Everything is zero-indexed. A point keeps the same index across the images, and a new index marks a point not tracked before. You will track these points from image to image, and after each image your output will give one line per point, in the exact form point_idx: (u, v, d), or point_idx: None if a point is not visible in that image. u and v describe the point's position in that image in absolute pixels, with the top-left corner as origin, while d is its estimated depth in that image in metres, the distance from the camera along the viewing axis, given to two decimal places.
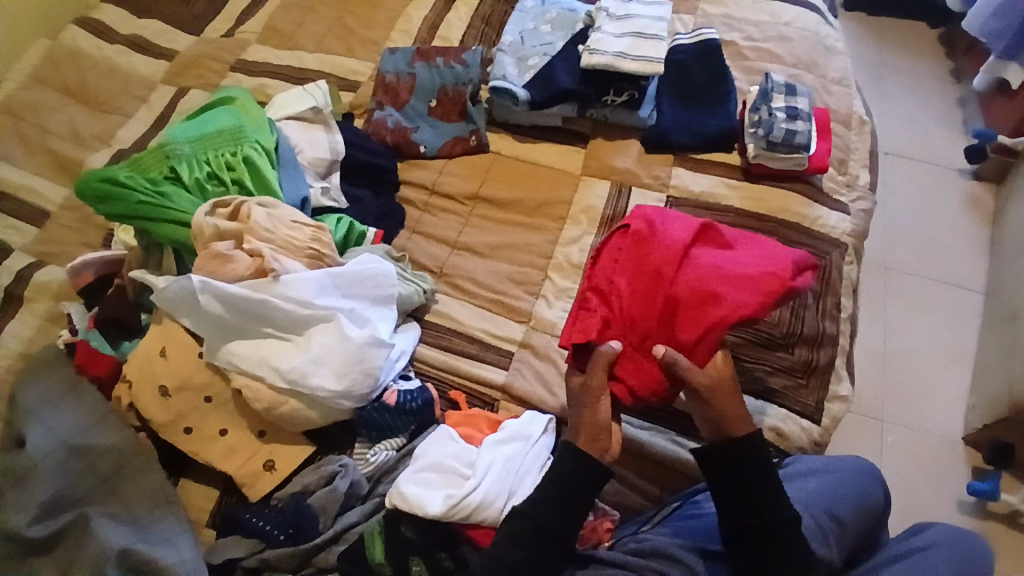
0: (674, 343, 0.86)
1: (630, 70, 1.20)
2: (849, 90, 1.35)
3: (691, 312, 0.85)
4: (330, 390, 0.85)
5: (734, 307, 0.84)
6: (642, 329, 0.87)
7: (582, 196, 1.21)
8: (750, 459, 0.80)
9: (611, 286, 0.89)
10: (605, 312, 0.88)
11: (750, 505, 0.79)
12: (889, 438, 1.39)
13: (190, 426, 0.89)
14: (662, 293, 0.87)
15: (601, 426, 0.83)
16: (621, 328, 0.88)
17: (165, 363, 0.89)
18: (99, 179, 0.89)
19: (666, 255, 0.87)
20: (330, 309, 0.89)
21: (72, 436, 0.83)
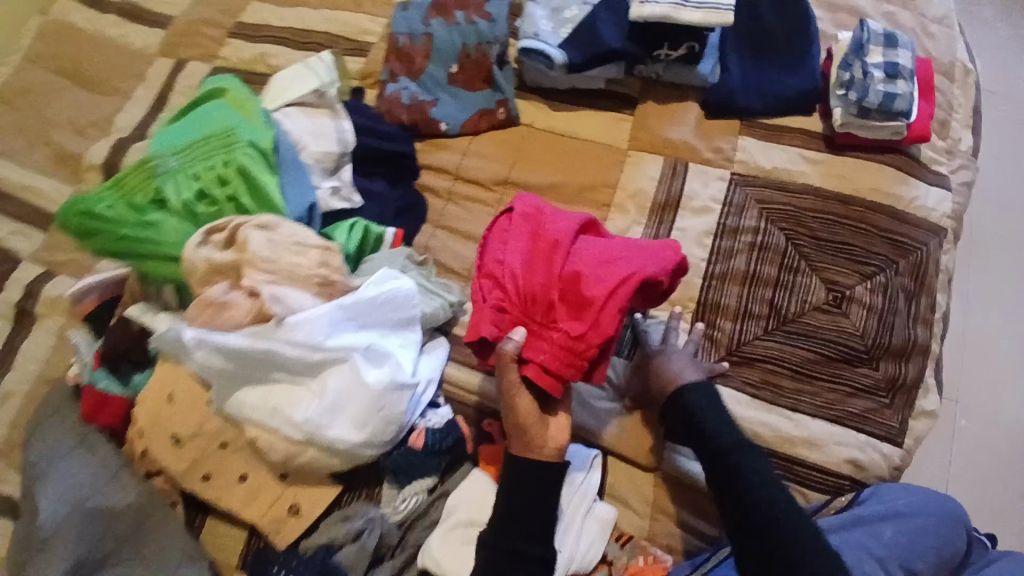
0: (578, 314, 0.74)
1: (691, 21, 0.97)
2: (953, 29, 1.11)
3: (589, 278, 0.75)
4: (349, 441, 0.77)
5: (641, 266, 0.76)
6: (545, 300, 0.76)
7: (629, 178, 1.03)
8: (695, 411, 0.83)
9: (503, 267, 0.79)
10: (504, 289, 0.78)
11: (716, 464, 0.79)
12: (961, 422, 1.11)
13: (209, 473, 0.84)
14: (559, 261, 0.77)
15: (527, 427, 0.77)
16: (520, 308, 0.78)
17: (174, 409, 0.83)
18: (81, 213, 0.80)
19: (560, 228, 0.80)
20: (344, 348, 0.79)
21: (87, 501, 0.81)
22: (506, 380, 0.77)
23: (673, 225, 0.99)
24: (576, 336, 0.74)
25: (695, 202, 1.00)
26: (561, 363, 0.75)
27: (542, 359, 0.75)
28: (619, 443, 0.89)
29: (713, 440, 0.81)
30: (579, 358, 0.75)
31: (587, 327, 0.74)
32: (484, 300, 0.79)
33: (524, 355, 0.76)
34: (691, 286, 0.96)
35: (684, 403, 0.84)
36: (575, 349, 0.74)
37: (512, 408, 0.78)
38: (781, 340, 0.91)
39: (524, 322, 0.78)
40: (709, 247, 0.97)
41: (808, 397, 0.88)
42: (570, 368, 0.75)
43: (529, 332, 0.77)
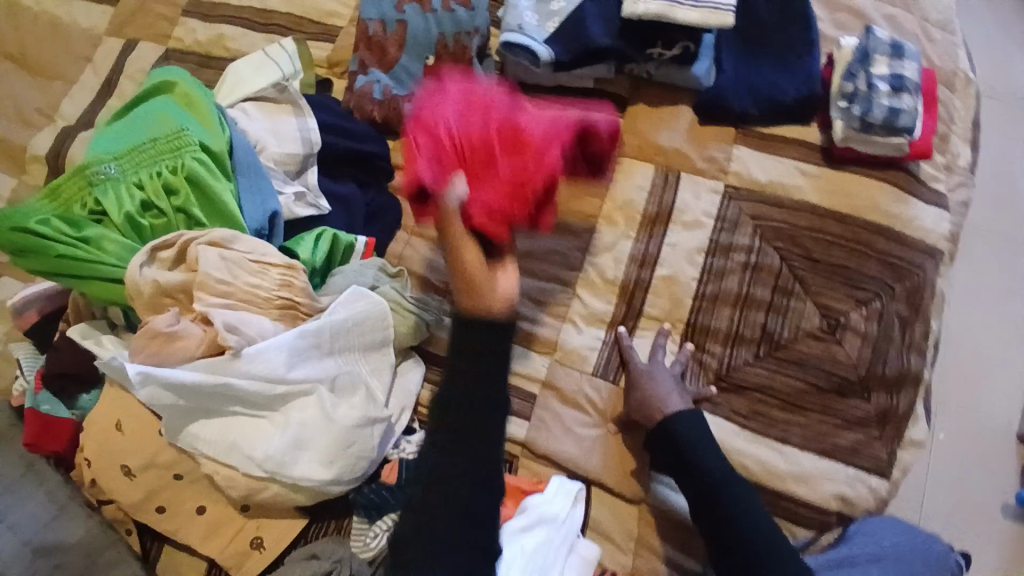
0: (522, 155, 0.70)
1: (687, 21, 0.91)
2: (955, 36, 1.06)
3: (527, 125, 0.72)
4: (316, 479, 0.72)
5: (573, 120, 0.77)
6: (485, 143, 0.70)
7: (618, 187, 0.97)
8: (680, 437, 0.80)
9: (434, 117, 0.72)
10: (439, 139, 0.70)
11: (701, 494, 0.77)
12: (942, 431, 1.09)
13: (164, 505, 0.78)
14: (495, 110, 0.73)
15: (467, 270, 0.65)
16: (459, 156, 0.70)
17: (124, 440, 0.76)
18: (11, 227, 0.73)
19: (488, 87, 0.76)
20: (309, 380, 0.73)
21: (34, 535, 0.73)
22: (452, 231, 0.66)
23: (662, 241, 0.94)
24: (520, 177, 0.69)
25: (687, 216, 0.95)
26: (510, 202, 0.68)
27: (488, 201, 0.67)
28: (603, 472, 0.85)
29: (697, 468, 0.78)
30: (527, 197, 0.69)
31: (532, 164, 0.70)
32: (419, 151, 0.71)
33: (468, 202, 0.67)
34: (682, 305, 0.91)
35: (666, 427, 0.81)
36: (522, 182, 0.69)
37: (459, 264, 0.65)
38: (772, 368, 0.88)
39: (462, 169, 0.70)
40: (699, 266, 0.93)
41: (798, 429, 0.86)
42: (517, 208, 0.69)
43: (469, 178, 0.69)
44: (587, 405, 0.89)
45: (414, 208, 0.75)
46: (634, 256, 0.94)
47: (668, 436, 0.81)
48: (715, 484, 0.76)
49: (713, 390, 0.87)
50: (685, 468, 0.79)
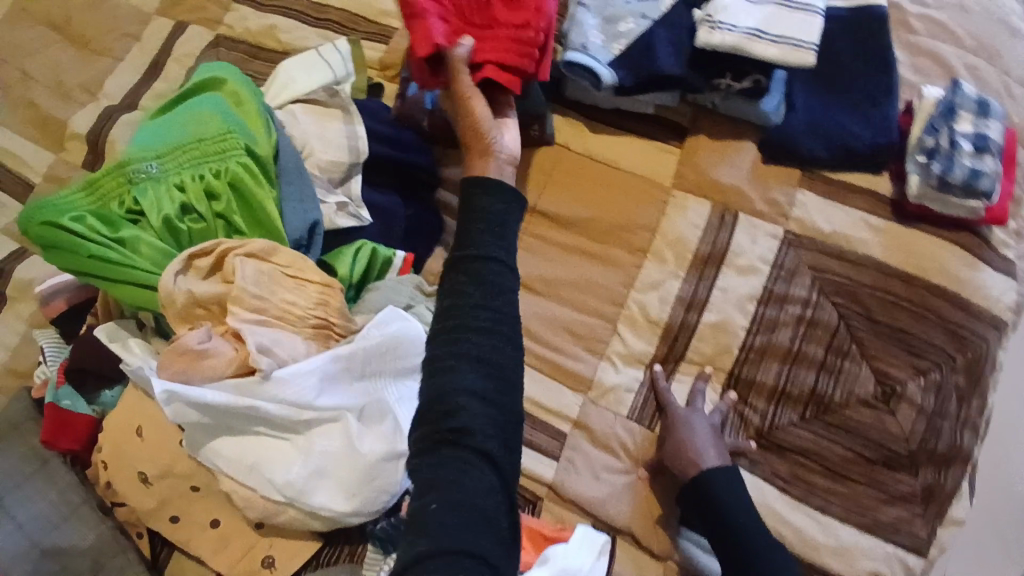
0: (516, 5, 0.77)
1: (765, 55, 0.85)
2: None
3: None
4: (335, 510, 0.69)
5: None
6: (482, 4, 0.77)
7: (669, 223, 0.93)
8: (709, 492, 0.79)
9: None
10: (439, 6, 0.78)
11: (734, 563, 0.76)
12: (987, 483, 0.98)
13: (176, 515, 0.75)
14: None
15: (483, 134, 0.70)
16: (460, 17, 0.78)
17: (142, 446, 0.74)
18: (44, 223, 0.71)
19: None
20: (337, 408, 0.70)
21: (44, 538, 0.73)
22: (462, 84, 0.73)
23: (713, 283, 0.90)
24: (523, 22, 0.76)
25: (741, 260, 0.90)
26: (516, 53, 0.75)
27: (495, 57, 0.75)
28: (629, 522, 0.82)
29: (729, 519, 0.77)
30: (530, 48, 0.76)
31: (530, 13, 0.76)
32: (425, 15, 0.76)
33: (478, 59, 0.75)
34: (730, 354, 0.88)
35: (699, 480, 0.79)
36: (525, 32, 0.76)
37: (470, 115, 0.71)
38: (817, 431, 0.84)
39: (465, 26, 0.78)
40: (750, 314, 0.89)
41: (837, 499, 0.83)
42: (524, 59, 0.76)
43: (475, 38, 0.77)
44: (619, 448, 0.85)
45: (421, 76, 0.78)
46: (681, 297, 0.90)
47: (697, 487, 0.79)
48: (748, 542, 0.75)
49: (752, 445, 0.85)
50: (719, 526, 0.77)
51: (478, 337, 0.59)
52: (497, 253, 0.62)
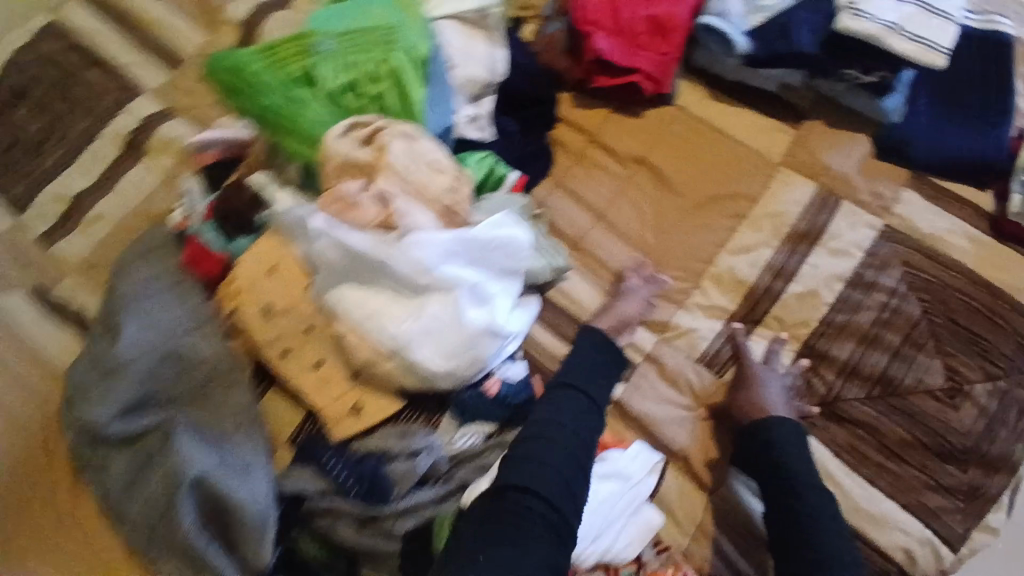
0: (665, 34, 1.00)
1: (899, 51, 0.94)
2: None
3: (668, 10, 1.00)
4: (434, 367, 0.79)
5: None
6: (637, 33, 1.00)
7: (771, 197, 0.98)
8: (775, 458, 0.81)
9: (596, 10, 1.00)
10: (605, 30, 0.99)
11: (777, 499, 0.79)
12: None
13: (287, 350, 0.86)
14: (640, 6, 1.00)
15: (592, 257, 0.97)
16: (622, 38, 1.00)
17: (271, 282, 0.85)
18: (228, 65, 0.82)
19: None
20: (453, 280, 0.78)
21: (172, 340, 0.81)
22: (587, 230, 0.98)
23: (804, 258, 0.95)
24: (665, 54, 1.00)
25: (836, 242, 0.95)
26: (661, 68, 0.99)
27: (647, 70, 0.99)
28: (682, 451, 0.88)
29: (793, 487, 0.79)
30: (671, 67, 1.00)
31: (674, 42, 1.00)
32: (595, 38, 0.98)
33: (635, 69, 0.99)
34: (808, 325, 0.93)
35: (761, 432, 0.83)
36: (669, 56, 1.00)
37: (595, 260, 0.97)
38: (880, 410, 0.88)
39: (626, 42, 1.00)
40: (837, 293, 0.94)
41: (885, 474, 0.86)
42: (666, 74, 1.00)
43: (632, 53, 1.00)
44: (685, 386, 0.91)
45: (581, 75, 1.03)
46: (772, 265, 0.95)
47: (757, 452, 0.83)
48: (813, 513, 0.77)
49: (816, 411, 0.89)
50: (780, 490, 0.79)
51: (561, 441, 0.76)
52: (584, 388, 0.82)
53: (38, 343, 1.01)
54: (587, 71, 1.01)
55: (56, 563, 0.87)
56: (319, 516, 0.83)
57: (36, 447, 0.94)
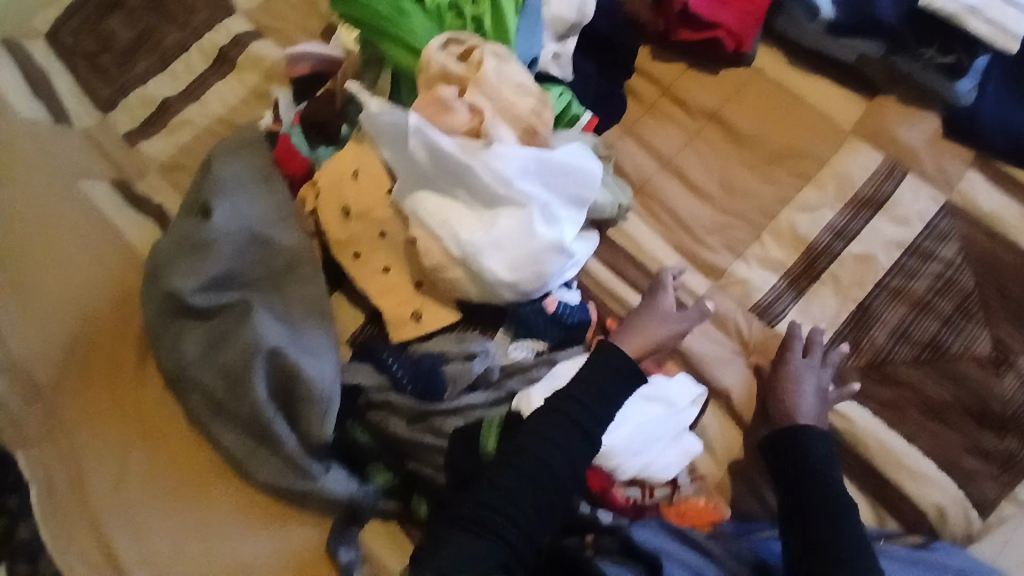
0: None
1: (975, 32, 0.96)
2: None
3: None
4: (499, 278, 0.82)
5: None
6: None
7: (838, 161, 1.01)
8: (813, 481, 0.79)
9: None
10: None
11: (798, 502, 0.78)
12: None
13: (359, 253, 0.91)
14: None
15: (655, 200, 1.00)
16: None
17: (355, 187, 0.89)
18: None
19: None
20: (527, 196, 0.82)
21: (258, 226, 0.87)
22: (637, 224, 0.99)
23: (865, 222, 0.98)
24: (749, 13, 1.04)
25: (899, 210, 0.98)
26: (745, 25, 1.04)
27: (731, 27, 1.03)
28: (725, 390, 0.91)
29: (830, 521, 0.75)
30: (754, 26, 1.04)
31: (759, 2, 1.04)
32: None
33: (720, 23, 1.03)
34: (861, 286, 0.95)
35: (799, 443, 0.81)
36: (754, 15, 1.04)
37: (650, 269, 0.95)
38: (926, 373, 0.91)
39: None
40: (895, 260, 0.96)
41: (925, 432, 0.89)
42: (748, 32, 1.04)
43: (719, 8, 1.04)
44: (733, 329, 0.94)
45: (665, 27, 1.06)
46: (834, 225, 0.98)
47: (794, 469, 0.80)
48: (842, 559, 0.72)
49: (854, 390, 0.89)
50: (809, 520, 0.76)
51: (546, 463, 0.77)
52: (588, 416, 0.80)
53: (114, 220, 1.00)
54: (670, 24, 1.05)
55: (113, 432, 0.85)
56: (371, 410, 0.88)
57: (107, 315, 0.91)
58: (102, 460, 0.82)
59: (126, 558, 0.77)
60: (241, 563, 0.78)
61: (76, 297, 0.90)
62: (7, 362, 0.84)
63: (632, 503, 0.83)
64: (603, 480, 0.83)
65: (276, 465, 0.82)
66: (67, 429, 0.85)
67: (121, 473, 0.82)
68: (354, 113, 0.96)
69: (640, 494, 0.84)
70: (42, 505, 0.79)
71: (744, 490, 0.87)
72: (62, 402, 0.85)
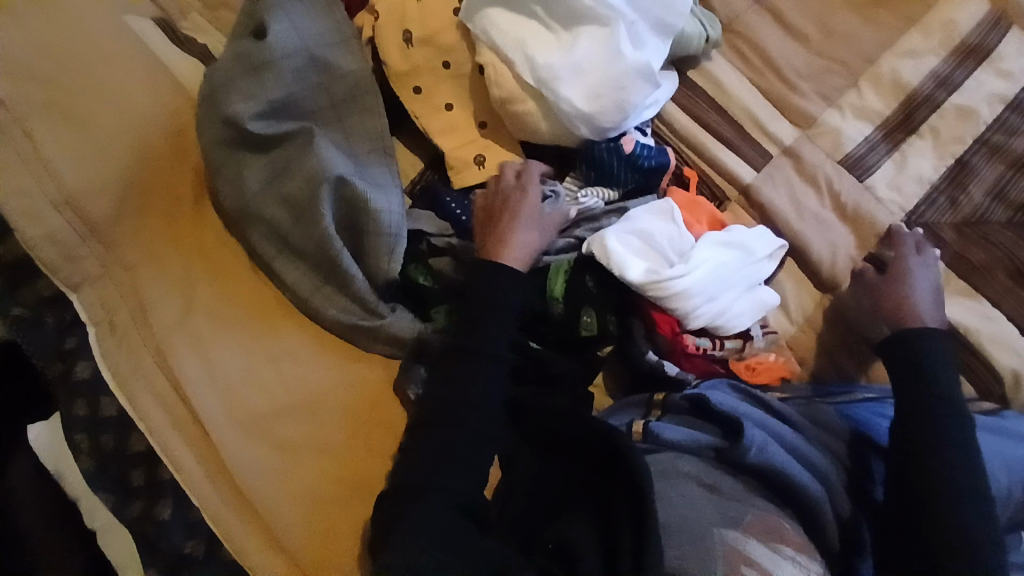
0: None
1: None
2: None
3: None
4: (575, 108, 0.76)
5: None
6: None
7: (949, 4, 0.92)
8: (931, 418, 0.67)
9: None
10: None
11: (915, 410, 0.69)
12: None
13: (420, 87, 0.84)
14: None
15: (742, 42, 0.91)
16: None
17: (418, 9, 0.83)
18: None
19: None
20: (612, 13, 0.76)
21: (316, 48, 0.83)
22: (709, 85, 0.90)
23: (970, 73, 0.89)
24: None
25: (1006, 63, 0.90)
26: None
27: None
28: (807, 244, 0.84)
29: (943, 472, 0.64)
30: None
31: None
32: None
33: None
34: (961, 142, 0.87)
35: (922, 361, 0.71)
36: None
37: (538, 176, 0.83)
38: (1022, 235, 0.84)
39: None
40: (997, 115, 0.88)
41: (1012, 298, 0.82)
42: None
43: None
44: (822, 184, 0.86)
45: None
46: (936, 73, 0.89)
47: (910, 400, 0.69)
48: (947, 521, 0.62)
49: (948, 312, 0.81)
50: (915, 462, 0.66)
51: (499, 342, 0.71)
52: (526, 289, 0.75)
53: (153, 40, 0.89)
54: None
55: (176, 261, 0.77)
56: (432, 255, 0.84)
57: (162, 144, 0.80)
58: (166, 288, 0.75)
59: (204, 401, 0.71)
60: (314, 400, 0.75)
61: (126, 121, 0.78)
62: (59, 198, 0.73)
63: (703, 352, 0.79)
64: (675, 325, 0.77)
65: (340, 302, 0.79)
66: (127, 266, 0.76)
67: (187, 302, 0.76)
68: None
69: (711, 344, 0.79)
70: (103, 343, 0.71)
71: (818, 353, 0.82)
72: (120, 237, 0.76)
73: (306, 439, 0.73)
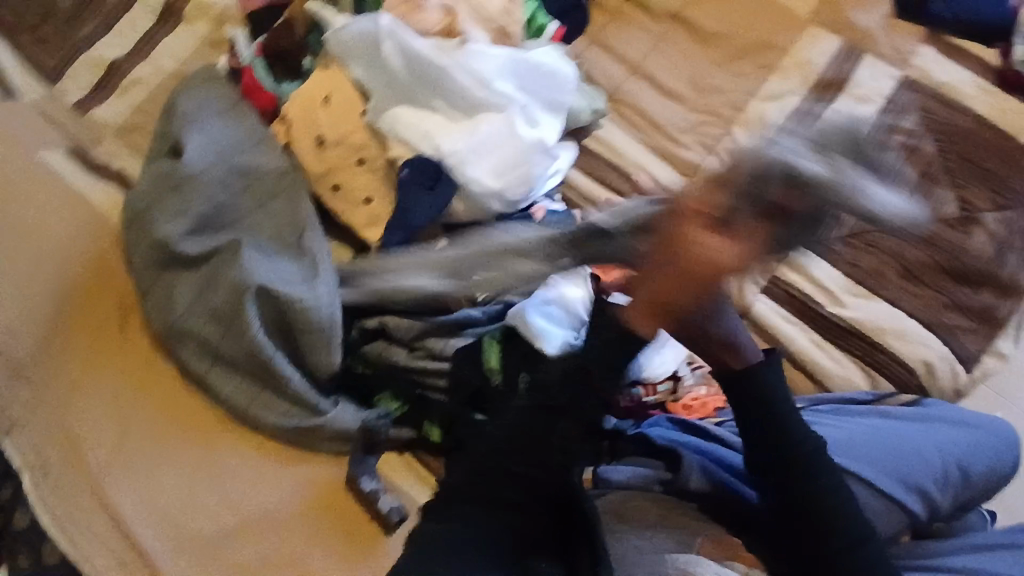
0: None
1: None
2: None
3: None
4: (483, 185, 0.83)
5: None
6: None
7: (800, 49, 1.04)
8: (805, 466, 0.66)
9: None
10: None
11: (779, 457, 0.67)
12: None
13: (339, 185, 0.88)
14: None
15: (630, 105, 1.01)
16: None
17: (328, 113, 0.88)
18: None
19: None
20: (505, 99, 0.85)
21: (236, 159, 0.86)
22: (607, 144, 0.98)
23: (829, 104, 1.01)
24: None
25: (860, 90, 1.02)
26: None
27: None
28: None
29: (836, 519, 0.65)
30: None
31: None
32: None
33: None
34: None
35: (768, 403, 0.68)
36: None
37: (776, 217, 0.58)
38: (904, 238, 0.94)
39: None
40: None
41: (908, 294, 0.91)
42: None
43: None
44: None
45: None
46: (800, 111, 1.00)
47: (774, 450, 0.68)
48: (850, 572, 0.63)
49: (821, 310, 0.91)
50: (808, 526, 0.66)
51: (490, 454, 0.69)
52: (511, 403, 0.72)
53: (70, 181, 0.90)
54: None
55: (110, 394, 0.78)
56: (366, 344, 0.83)
57: (88, 282, 0.83)
58: (102, 423, 0.77)
59: (146, 531, 0.72)
60: (261, 512, 0.75)
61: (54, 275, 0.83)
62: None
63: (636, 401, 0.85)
64: None
65: (280, 408, 0.79)
66: (64, 407, 0.77)
67: (123, 435, 0.76)
68: (317, 44, 0.94)
69: (642, 391, 0.85)
70: (40, 490, 0.73)
71: None
72: (54, 381, 0.78)
73: (257, 554, 0.73)
